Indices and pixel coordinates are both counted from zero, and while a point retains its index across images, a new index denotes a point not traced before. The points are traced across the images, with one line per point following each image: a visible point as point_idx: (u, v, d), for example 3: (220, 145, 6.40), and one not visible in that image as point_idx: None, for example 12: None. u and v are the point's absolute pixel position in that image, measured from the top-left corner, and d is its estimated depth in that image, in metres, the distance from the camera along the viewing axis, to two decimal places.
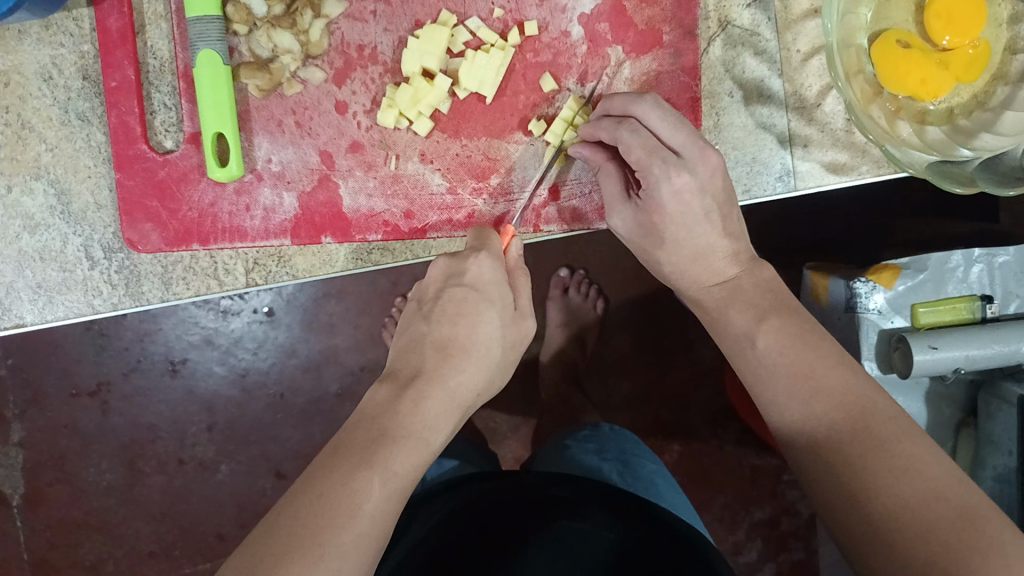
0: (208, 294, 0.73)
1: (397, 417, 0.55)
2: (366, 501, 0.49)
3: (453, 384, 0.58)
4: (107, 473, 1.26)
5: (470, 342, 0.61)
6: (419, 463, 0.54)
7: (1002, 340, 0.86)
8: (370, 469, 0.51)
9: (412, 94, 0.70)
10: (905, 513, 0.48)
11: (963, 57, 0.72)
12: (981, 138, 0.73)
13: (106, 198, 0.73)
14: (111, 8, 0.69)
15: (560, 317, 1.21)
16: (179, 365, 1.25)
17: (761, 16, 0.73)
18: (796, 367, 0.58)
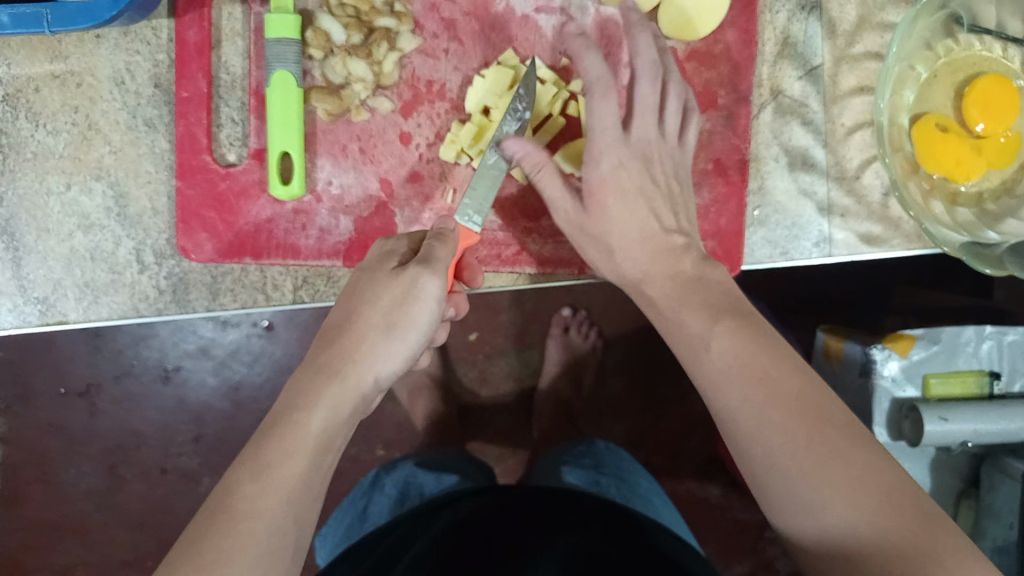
0: (255, 307, 0.76)
1: (273, 414, 0.55)
2: (244, 504, 0.48)
3: (333, 356, 0.58)
4: (89, 477, 1.21)
5: (344, 320, 0.60)
6: (306, 452, 0.52)
7: (1009, 415, 0.89)
8: (243, 470, 0.50)
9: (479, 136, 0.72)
10: (839, 527, 0.48)
11: (995, 145, 0.76)
12: (1007, 223, 0.77)
13: (164, 205, 0.74)
14: (191, 22, 0.70)
15: (559, 356, 1.16)
16: (172, 373, 1.15)
17: (811, 89, 0.77)
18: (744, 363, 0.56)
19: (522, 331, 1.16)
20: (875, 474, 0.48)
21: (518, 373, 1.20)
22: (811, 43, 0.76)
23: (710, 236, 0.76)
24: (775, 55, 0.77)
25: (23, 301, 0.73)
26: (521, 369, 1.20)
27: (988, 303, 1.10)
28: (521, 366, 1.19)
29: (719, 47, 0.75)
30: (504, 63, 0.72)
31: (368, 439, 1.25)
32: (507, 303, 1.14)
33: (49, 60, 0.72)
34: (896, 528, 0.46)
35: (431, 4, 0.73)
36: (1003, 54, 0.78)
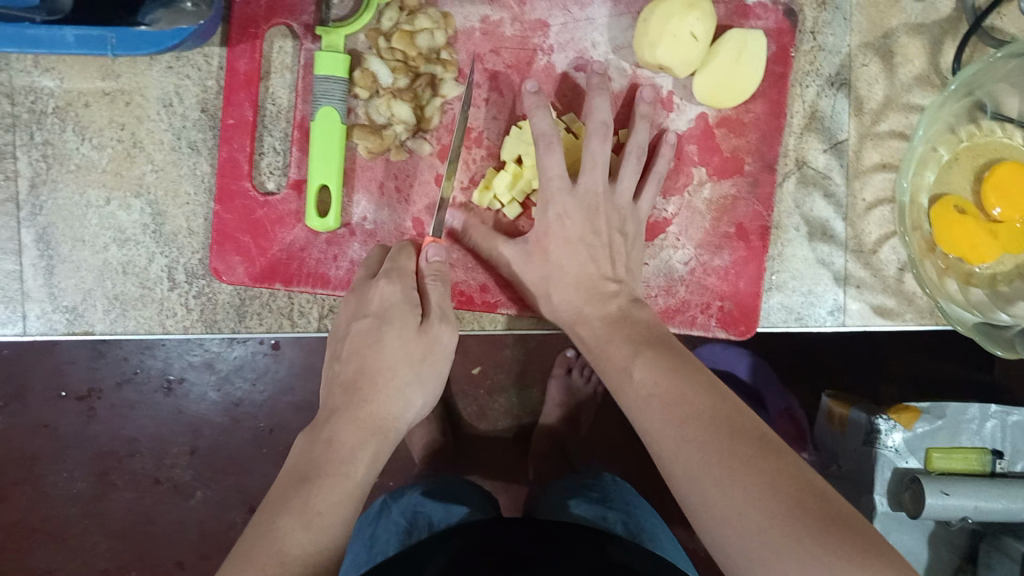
0: (279, 332, 0.77)
1: (315, 458, 0.62)
2: (292, 546, 0.55)
3: (365, 411, 0.65)
4: (76, 483, 1.15)
5: (371, 371, 0.67)
6: (340, 500, 0.59)
7: (1010, 495, 0.90)
8: (291, 513, 0.57)
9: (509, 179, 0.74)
10: (755, 544, 0.49)
11: (1011, 230, 0.78)
12: (1020, 305, 0.79)
13: (200, 226, 0.76)
14: (243, 53, 0.73)
15: (561, 395, 1.16)
16: (175, 384, 1.13)
17: (834, 162, 0.79)
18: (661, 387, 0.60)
19: (522, 370, 1.18)
20: (781, 493, 0.50)
21: (517, 410, 1.19)
22: (838, 118, 0.79)
23: (728, 297, 0.78)
24: (802, 127, 0.79)
25: (51, 309, 0.74)
26: (519, 407, 1.20)
27: (986, 375, 1.08)
28: (520, 404, 1.19)
29: (750, 116, 0.77)
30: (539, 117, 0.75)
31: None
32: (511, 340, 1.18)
33: (100, 77, 0.74)
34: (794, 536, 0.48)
35: (476, 55, 0.75)
36: None
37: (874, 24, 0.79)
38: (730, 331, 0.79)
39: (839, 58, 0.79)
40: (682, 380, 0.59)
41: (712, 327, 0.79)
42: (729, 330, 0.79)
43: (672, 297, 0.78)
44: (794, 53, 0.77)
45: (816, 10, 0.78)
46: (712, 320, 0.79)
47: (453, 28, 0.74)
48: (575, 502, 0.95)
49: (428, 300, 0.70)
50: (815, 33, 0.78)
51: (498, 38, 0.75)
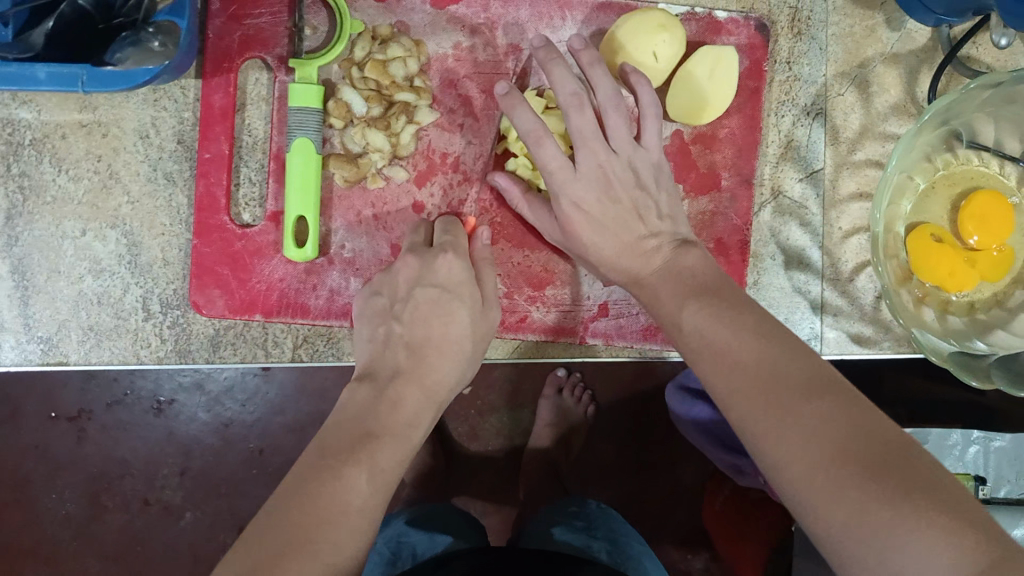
0: (254, 361, 0.77)
1: (381, 416, 0.59)
2: (357, 497, 0.52)
3: (431, 380, 0.64)
4: (69, 504, 0.98)
5: (437, 340, 0.66)
6: (401, 459, 0.57)
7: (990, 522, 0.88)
8: (358, 465, 0.54)
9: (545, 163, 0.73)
10: (811, 493, 0.42)
11: (989, 258, 0.78)
12: (997, 334, 0.79)
13: (175, 256, 0.76)
14: (218, 86, 0.73)
15: (550, 416, 1.09)
16: (166, 406, 0.98)
17: (810, 191, 0.79)
18: (718, 344, 0.51)
19: (514, 389, 1.11)
20: (830, 433, 0.43)
21: (508, 430, 1.12)
22: (814, 147, 0.79)
23: None
24: (778, 156, 0.78)
25: (27, 339, 0.75)
26: (512, 428, 1.13)
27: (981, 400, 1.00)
28: (512, 424, 1.12)
29: (724, 130, 0.76)
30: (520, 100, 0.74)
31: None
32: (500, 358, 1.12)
33: (77, 110, 0.74)
34: (847, 481, 0.41)
35: (449, 80, 0.75)
36: (1002, 172, 0.80)
37: (850, 53, 0.79)
38: None
39: (814, 87, 0.79)
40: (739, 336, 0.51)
41: None
42: None
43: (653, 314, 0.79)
44: (770, 82, 0.77)
45: (791, 40, 0.78)
46: None
47: (426, 55, 0.74)
48: (558, 525, 0.95)
49: (484, 283, 0.71)
50: (791, 62, 0.78)
51: (471, 64, 0.75)
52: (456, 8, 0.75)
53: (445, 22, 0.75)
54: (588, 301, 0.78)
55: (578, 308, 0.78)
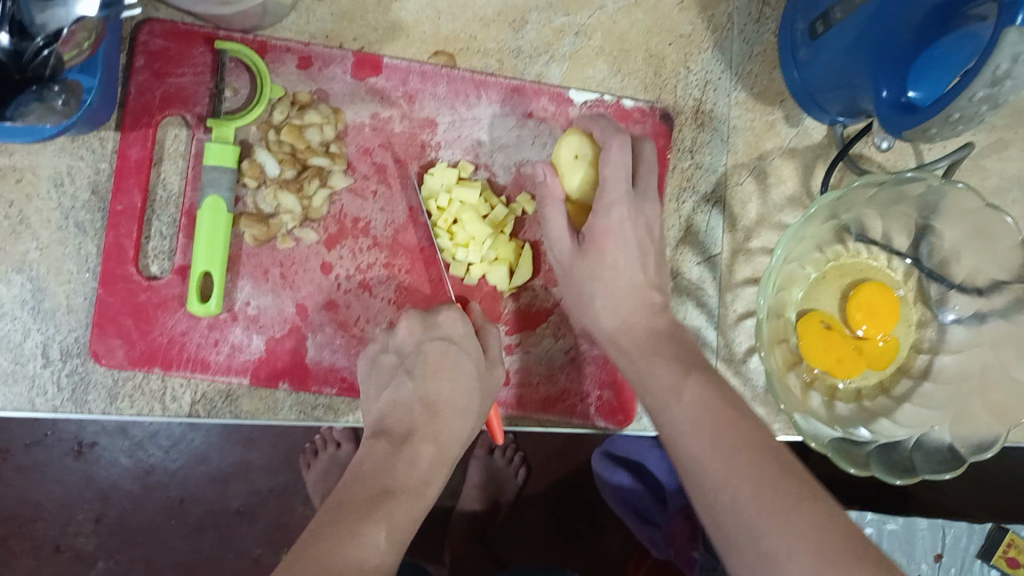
0: (150, 415, 0.77)
1: (396, 474, 0.63)
2: (373, 551, 0.56)
3: (443, 437, 0.68)
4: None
5: (451, 397, 0.69)
6: (415, 514, 0.62)
7: None
8: (374, 522, 0.58)
9: (461, 234, 0.77)
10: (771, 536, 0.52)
11: (874, 348, 0.82)
12: (880, 423, 0.82)
13: (79, 305, 0.76)
14: (136, 139, 0.75)
15: (479, 477, 1.07)
16: (85, 449, 0.94)
17: (708, 274, 0.83)
18: (701, 413, 0.61)
19: None
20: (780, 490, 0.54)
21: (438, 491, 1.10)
22: (713, 233, 0.83)
23: (607, 386, 0.81)
24: (678, 239, 0.82)
25: None
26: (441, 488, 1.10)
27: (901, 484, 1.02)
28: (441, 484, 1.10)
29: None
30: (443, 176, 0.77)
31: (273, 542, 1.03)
32: None
33: None
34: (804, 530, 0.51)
35: (365, 148, 0.77)
36: (888, 265, 0.86)
37: (749, 146, 0.84)
38: (609, 421, 0.82)
39: (715, 176, 0.83)
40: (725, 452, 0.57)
41: (592, 416, 0.81)
42: (608, 420, 0.82)
43: (554, 385, 0.81)
44: (671, 171, 0.82)
45: (694, 130, 0.83)
46: (592, 408, 0.81)
47: (343, 123, 0.77)
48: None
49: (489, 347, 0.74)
50: (694, 151, 0.83)
51: (387, 134, 0.78)
52: (376, 81, 0.77)
53: (365, 93, 0.77)
54: None
55: None
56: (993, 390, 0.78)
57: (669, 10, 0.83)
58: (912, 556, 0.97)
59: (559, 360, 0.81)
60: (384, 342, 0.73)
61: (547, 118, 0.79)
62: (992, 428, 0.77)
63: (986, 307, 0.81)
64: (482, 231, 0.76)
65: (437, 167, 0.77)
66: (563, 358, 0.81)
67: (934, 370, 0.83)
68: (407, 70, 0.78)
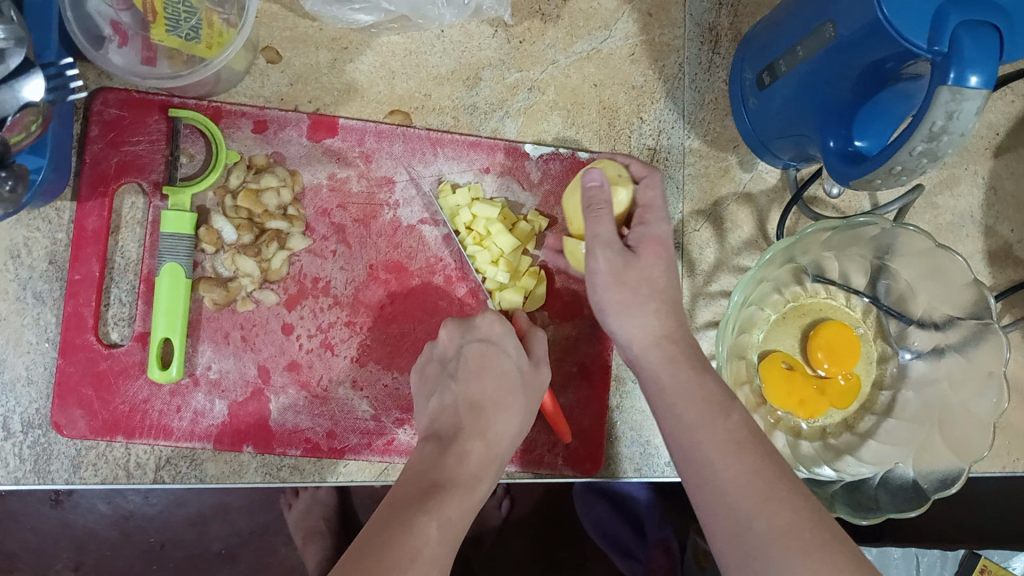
0: (114, 483, 0.76)
1: (446, 469, 0.60)
2: (428, 541, 0.52)
3: (491, 435, 0.65)
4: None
5: (494, 398, 0.67)
6: (468, 510, 0.58)
7: None
8: (426, 513, 0.55)
9: (490, 249, 0.77)
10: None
11: (836, 386, 0.83)
12: (845, 461, 0.83)
13: (40, 375, 0.75)
14: (92, 210, 0.75)
15: None
16: None
17: None
18: (717, 439, 0.61)
19: None
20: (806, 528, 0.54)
21: None
22: None
23: (573, 435, 0.82)
24: None
25: None
26: None
27: None
28: None
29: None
30: (464, 196, 0.78)
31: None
32: None
33: None
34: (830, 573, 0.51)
35: (322, 210, 0.78)
36: (847, 302, 0.86)
37: (704, 193, 0.85)
38: (577, 469, 0.82)
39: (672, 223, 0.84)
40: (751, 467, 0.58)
41: (560, 466, 0.82)
42: (576, 469, 0.82)
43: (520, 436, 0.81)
44: None
45: None
46: (560, 458, 0.82)
47: (300, 185, 0.77)
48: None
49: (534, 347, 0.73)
50: None
51: (345, 194, 0.78)
52: (332, 142, 0.78)
53: (321, 154, 0.78)
54: None
55: None
56: (952, 424, 0.80)
57: (621, 62, 0.84)
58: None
59: None
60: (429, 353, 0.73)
61: (504, 171, 0.80)
62: (954, 463, 0.78)
63: (942, 342, 0.83)
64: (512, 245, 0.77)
65: (448, 190, 0.78)
66: None
67: (896, 406, 0.84)
68: (362, 130, 0.79)
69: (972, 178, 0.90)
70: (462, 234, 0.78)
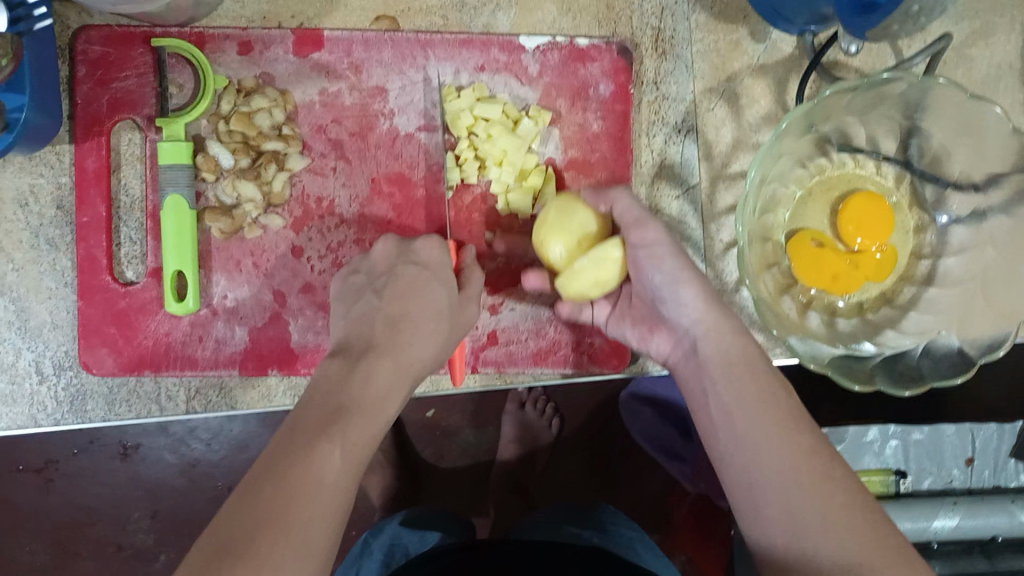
0: (149, 417, 0.78)
1: (352, 389, 0.56)
2: (328, 472, 0.49)
3: (404, 355, 0.60)
4: (40, 555, 1.00)
5: (417, 318, 0.63)
6: (373, 433, 0.54)
7: (962, 513, 0.92)
8: (330, 441, 0.51)
9: (490, 151, 0.74)
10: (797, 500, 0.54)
11: (870, 261, 0.79)
12: (886, 335, 0.79)
13: (64, 319, 0.76)
14: (90, 150, 0.75)
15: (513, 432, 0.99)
16: (130, 451, 0.93)
17: (688, 207, 0.80)
18: (728, 354, 0.62)
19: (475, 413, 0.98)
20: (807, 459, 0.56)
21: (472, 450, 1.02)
22: (688, 164, 0.80)
23: (597, 333, 0.80)
24: (652, 175, 0.79)
25: None
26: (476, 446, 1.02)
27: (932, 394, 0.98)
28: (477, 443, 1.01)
29: (595, 156, 0.78)
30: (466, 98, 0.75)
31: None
32: None
33: None
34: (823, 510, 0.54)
35: (318, 126, 0.76)
36: (877, 172, 0.81)
37: (716, 69, 0.80)
38: (603, 366, 0.81)
39: (684, 105, 0.80)
40: (766, 417, 0.59)
41: (586, 364, 0.80)
42: (602, 366, 0.81)
43: (542, 338, 0.79)
44: (635, 105, 0.78)
45: (656, 60, 0.79)
46: (586, 357, 0.80)
47: (292, 104, 0.75)
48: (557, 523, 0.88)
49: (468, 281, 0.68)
50: (658, 82, 0.79)
51: (338, 109, 0.76)
52: (319, 56, 0.76)
53: (310, 69, 0.76)
54: (475, 331, 0.79)
55: (466, 338, 0.79)
56: (996, 289, 0.76)
57: None
58: (941, 463, 0.95)
59: (544, 314, 0.79)
60: (362, 266, 0.69)
61: (501, 68, 0.77)
62: (1001, 328, 0.74)
63: (983, 204, 0.78)
64: (515, 145, 0.74)
65: (451, 93, 0.75)
66: (549, 312, 0.79)
67: (938, 274, 0.80)
68: (349, 40, 0.76)
69: (1009, 25, 0.83)
70: (463, 138, 0.75)
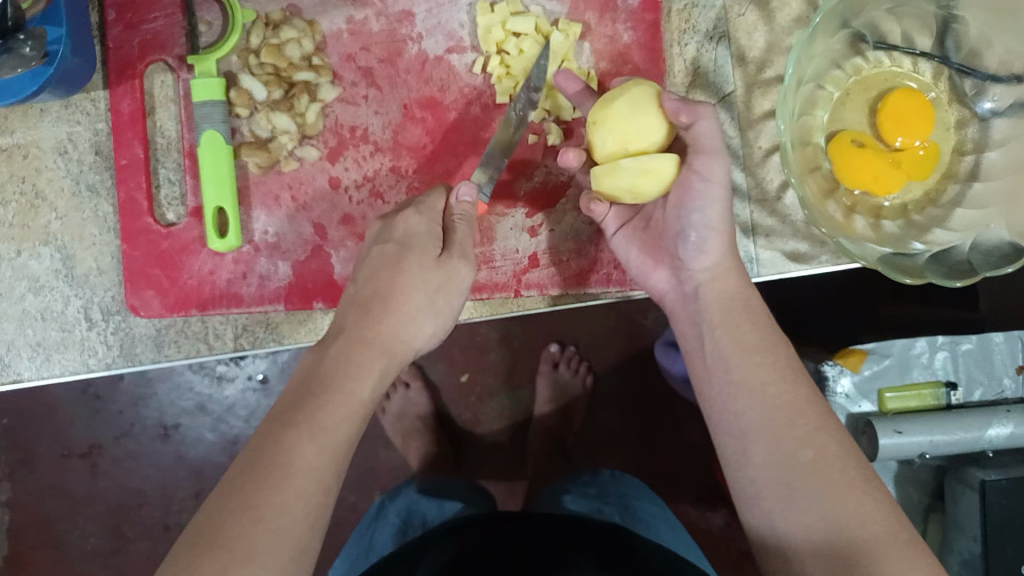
0: (198, 357, 0.79)
1: (321, 373, 0.57)
2: (299, 458, 0.50)
3: (385, 330, 0.61)
4: (94, 538, 1.04)
5: (388, 295, 0.62)
6: (346, 416, 0.55)
7: (1019, 418, 0.86)
8: (299, 427, 0.52)
9: (523, 66, 0.74)
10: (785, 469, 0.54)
11: (913, 156, 0.77)
12: (933, 233, 0.78)
13: (108, 264, 0.77)
14: (124, 93, 0.75)
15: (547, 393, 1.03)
16: (172, 431, 1.02)
17: (725, 116, 0.79)
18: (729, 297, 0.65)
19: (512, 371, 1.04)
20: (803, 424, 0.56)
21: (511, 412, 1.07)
22: (722, 71, 0.79)
23: None
24: (686, 85, 0.79)
25: None
26: (514, 408, 1.07)
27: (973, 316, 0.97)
28: (514, 405, 1.06)
29: (628, 68, 0.77)
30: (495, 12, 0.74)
31: (364, 489, 1.08)
32: (496, 342, 1.03)
33: None
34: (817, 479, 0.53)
35: (347, 55, 0.76)
36: (914, 69, 0.80)
37: None
38: None
39: (714, 11, 0.79)
40: (753, 359, 0.60)
41: (629, 281, 0.79)
42: None
43: (584, 258, 0.79)
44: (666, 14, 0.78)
45: None
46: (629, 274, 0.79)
47: (321, 34, 0.75)
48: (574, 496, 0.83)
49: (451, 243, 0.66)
50: None
51: (366, 36, 0.76)
52: None
53: None
54: (516, 255, 0.78)
55: (508, 263, 0.78)
56: None
57: None
58: (991, 372, 0.91)
59: (585, 233, 0.78)
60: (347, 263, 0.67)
61: None
62: None
63: None
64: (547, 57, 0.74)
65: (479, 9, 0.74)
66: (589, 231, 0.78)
67: (982, 168, 0.78)
68: None
69: None
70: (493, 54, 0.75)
